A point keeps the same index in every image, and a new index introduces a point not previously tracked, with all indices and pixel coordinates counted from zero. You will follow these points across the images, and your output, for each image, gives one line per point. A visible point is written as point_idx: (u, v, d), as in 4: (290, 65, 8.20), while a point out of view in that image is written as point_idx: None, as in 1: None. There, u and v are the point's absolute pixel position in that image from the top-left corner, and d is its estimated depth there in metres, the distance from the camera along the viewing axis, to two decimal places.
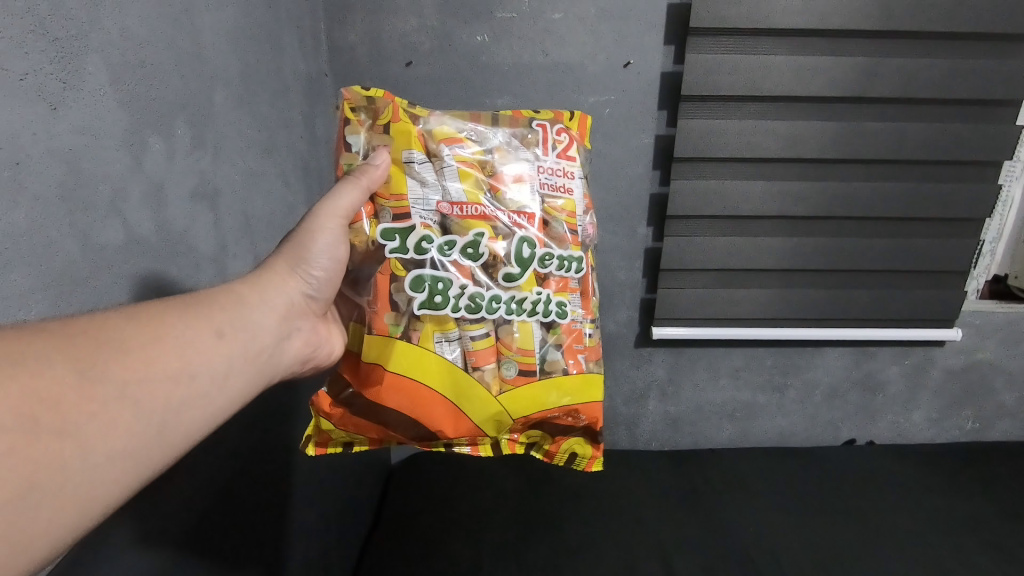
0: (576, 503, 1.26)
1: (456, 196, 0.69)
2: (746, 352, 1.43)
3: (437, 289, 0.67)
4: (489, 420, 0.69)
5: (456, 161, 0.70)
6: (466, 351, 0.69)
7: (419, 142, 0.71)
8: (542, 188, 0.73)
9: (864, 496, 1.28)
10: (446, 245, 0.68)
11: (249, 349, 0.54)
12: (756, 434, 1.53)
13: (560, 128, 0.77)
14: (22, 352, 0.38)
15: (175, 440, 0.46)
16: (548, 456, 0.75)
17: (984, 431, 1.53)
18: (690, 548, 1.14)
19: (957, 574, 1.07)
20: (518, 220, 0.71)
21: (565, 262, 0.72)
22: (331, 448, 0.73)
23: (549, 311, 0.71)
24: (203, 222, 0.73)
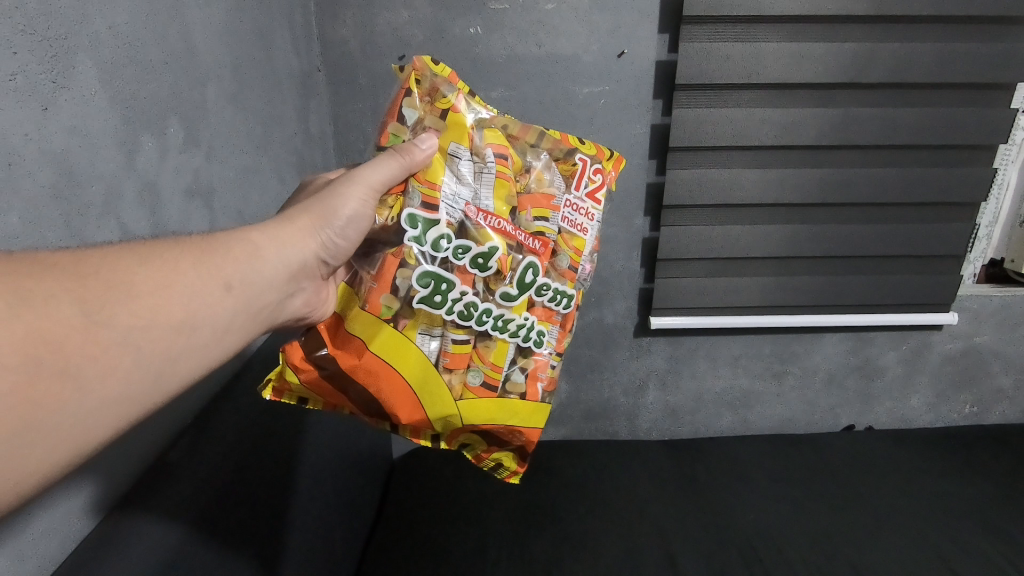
0: (578, 493, 1.27)
1: (485, 204, 0.68)
2: (745, 340, 1.43)
3: (439, 289, 0.67)
4: (440, 420, 0.69)
5: (497, 169, 0.69)
6: (444, 350, 0.69)
7: (469, 138, 0.69)
8: (563, 220, 0.73)
9: (863, 481, 1.29)
10: (460, 250, 0.67)
11: (253, 305, 0.53)
12: (755, 421, 1.54)
13: (597, 168, 0.76)
14: (31, 290, 0.39)
15: (169, 388, 0.46)
16: (477, 459, 0.75)
17: (981, 414, 1.54)
18: (690, 535, 1.15)
19: (955, 557, 1.09)
20: (531, 244, 0.70)
21: (559, 296, 0.73)
22: (286, 399, 0.70)
23: (529, 337, 0.72)
24: (197, 220, 0.73)
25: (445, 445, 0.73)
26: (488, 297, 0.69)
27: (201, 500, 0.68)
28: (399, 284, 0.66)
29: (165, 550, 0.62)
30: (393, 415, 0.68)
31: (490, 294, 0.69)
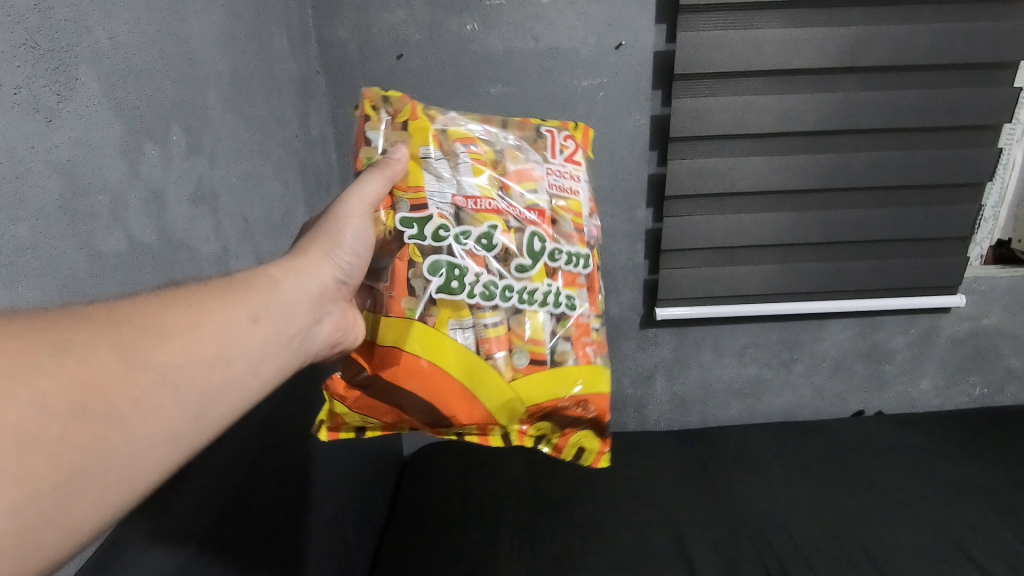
0: (588, 486, 1.27)
1: (470, 190, 0.72)
2: (752, 329, 1.43)
3: (454, 276, 0.69)
4: (501, 406, 0.70)
5: (471, 158, 0.74)
6: (480, 338, 0.70)
7: (435, 140, 0.75)
8: (551, 187, 0.77)
9: (873, 465, 1.29)
10: (462, 235, 0.70)
11: (283, 332, 0.52)
12: (764, 409, 1.54)
13: (565, 135, 0.82)
14: (68, 339, 0.38)
15: (211, 425, 0.45)
16: (557, 449, 0.75)
17: (992, 396, 1.54)
18: (702, 524, 1.15)
19: (967, 539, 1.09)
20: (529, 216, 0.74)
21: (574, 258, 0.76)
22: (343, 433, 0.72)
23: (558, 303, 0.74)
24: (203, 226, 0.73)
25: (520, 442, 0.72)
26: (506, 275, 0.72)
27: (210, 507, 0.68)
28: (417, 288, 0.69)
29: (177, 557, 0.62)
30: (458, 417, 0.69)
31: (508, 272, 0.72)
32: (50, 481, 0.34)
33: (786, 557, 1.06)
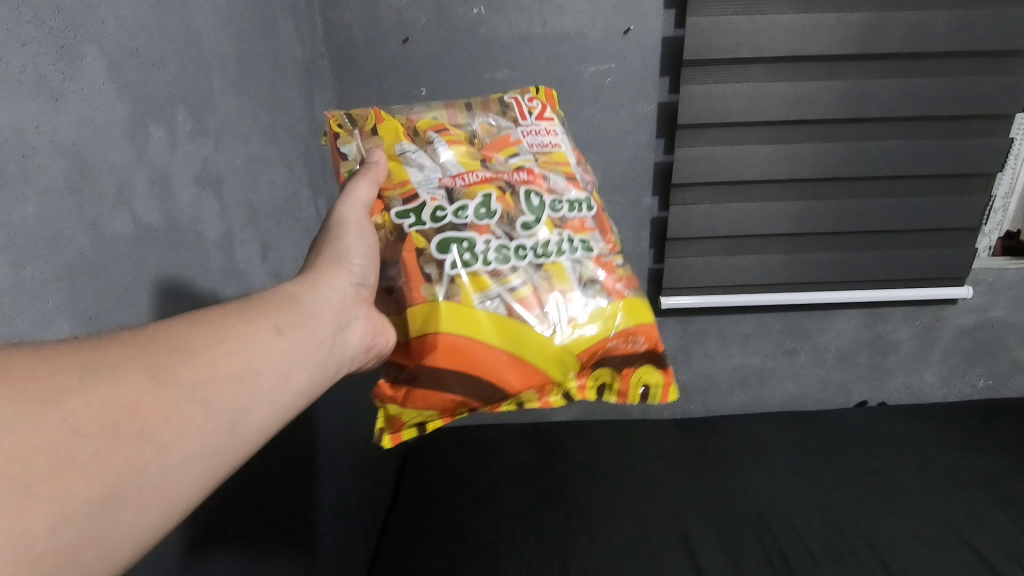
0: (590, 473, 1.28)
1: (453, 169, 0.76)
2: (756, 318, 1.43)
3: (464, 249, 0.70)
4: (550, 361, 0.69)
5: (445, 142, 0.79)
6: (508, 302, 0.69)
7: (408, 137, 0.80)
8: (532, 147, 0.81)
9: (876, 456, 1.29)
10: (460, 210, 0.72)
11: (308, 343, 0.53)
12: (767, 398, 1.54)
13: (530, 98, 0.85)
14: (97, 361, 0.38)
15: (244, 437, 0.45)
16: (622, 394, 0.73)
17: (996, 387, 1.53)
18: (703, 512, 1.16)
19: (968, 530, 1.09)
20: (519, 177, 0.77)
21: (575, 203, 0.77)
22: (406, 434, 0.72)
23: (574, 249, 0.74)
24: (208, 210, 0.73)
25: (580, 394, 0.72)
26: (515, 236, 0.73)
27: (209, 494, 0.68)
28: (431, 273, 0.70)
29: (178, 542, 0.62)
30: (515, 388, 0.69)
31: (517, 233, 0.73)
32: (90, 502, 0.34)
33: (788, 546, 1.07)
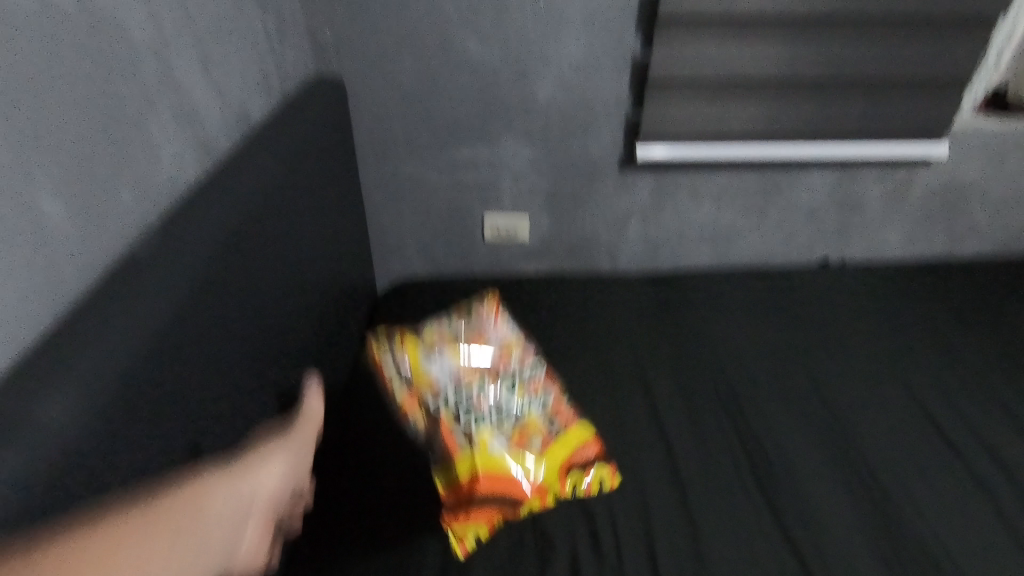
0: (558, 319, 1.31)
1: (449, 374, 0.91)
2: (731, 173, 1.41)
3: (471, 412, 0.86)
4: (548, 470, 0.86)
5: (432, 359, 0.92)
6: (507, 435, 0.85)
7: (410, 360, 0.92)
8: (499, 347, 0.98)
9: (829, 308, 1.35)
10: (462, 405, 0.86)
11: (264, 485, 0.58)
12: (733, 256, 1.56)
13: (489, 310, 1.03)
14: (93, 521, 0.44)
15: (211, 561, 0.50)
16: (586, 492, 0.90)
17: (953, 249, 1.58)
18: (662, 353, 1.22)
19: (901, 370, 1.17)
20: (495, 360, 0.96)
21: (531, 369, 0.97)
22: (470, 542, 0.83)
23: (539, 406, 0.92)
24: (132, 4, 0.67)
25: (565, 490, 0.88)
26: (508, 421, 0.87)
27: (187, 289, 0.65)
28: (460, 435, 0.83)
29: (157, 327, 0.59)
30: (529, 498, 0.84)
31: (509, 419, 0.88)
32: None
33: (737, 383, 1.14)
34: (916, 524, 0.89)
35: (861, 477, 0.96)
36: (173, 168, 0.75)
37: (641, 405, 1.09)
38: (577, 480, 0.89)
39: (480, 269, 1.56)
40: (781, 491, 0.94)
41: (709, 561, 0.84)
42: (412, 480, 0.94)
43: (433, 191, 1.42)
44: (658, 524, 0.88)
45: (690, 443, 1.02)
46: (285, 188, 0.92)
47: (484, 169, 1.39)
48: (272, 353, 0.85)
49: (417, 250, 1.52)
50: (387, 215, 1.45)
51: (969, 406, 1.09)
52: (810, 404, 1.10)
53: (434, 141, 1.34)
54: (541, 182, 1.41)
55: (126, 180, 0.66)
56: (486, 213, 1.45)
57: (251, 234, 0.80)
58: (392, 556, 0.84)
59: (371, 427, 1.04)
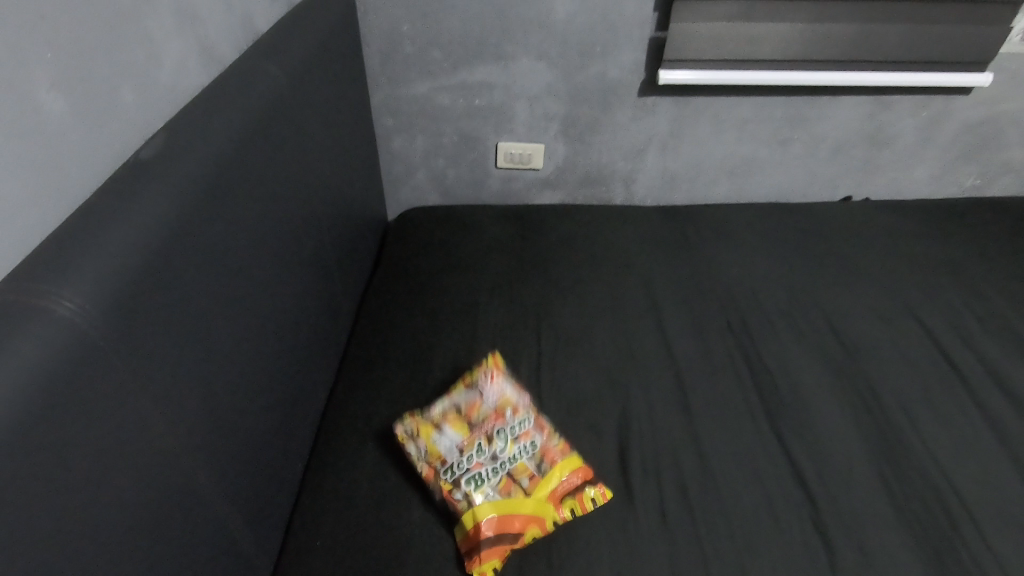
0: (570, 248, 1.29)
1: (451, 444, 0.82)
2: (757, 101, 1.35)
3: (477, 489, 0.77)
4: (540, 505, 0.78)
5: (430, 422, 0.84)
6: (501, 490, 0.78)
7: (423, 437, 0.82)
8: (493, 392, 0.86)
9: (851, 242, 1.32)
10: (460, 468, 0.79)
11: None
12: (753, 191, 1.52)
13: (489, 377, 0.86)
14: None
15: None
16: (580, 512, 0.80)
17: (982, 187, 1.53)
18: (677, 284, 1.20)
19: (920, 305, 1.15)
20: (489, 428, 0.82)
21: (524, 446, 0.83)
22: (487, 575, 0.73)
23: (527, 451, 0.83)
24: None
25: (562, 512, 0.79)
26: (500, 474, 0.80)
27: (193, 196, 0.63)
28: (460, 497, 0.77)
29: (163, 231, 0.58)
30: (528, 527, 0.76)
31: (501, 471, 0.80)
32: None
33: (751, 315, 1.13)
34: (922, 457, 0.87)
35: (870, 411, 0.94)
36: (175, 72, 0.72)
37: (652, 333, 1.08)
38: (572, 510, 0.80)
39: (492, 198, 1.53)
40: (786, 422, 0.93)
41: (712, 480, 0.85)
42: (422, 400, 0.95)
43: (445, 115, 1.37)
44: (665, 445, 0.89)
45: (699, 371, 1.01)
46: (292, 102, 0.88)
47: (499, 92, 1.33)
48: (282, 270, 0.84)
49: (428, 178, 1.49)
50: (397, 140, 1.41)
51: (988, 344, 1.06)
52: (822, 338, 1.08)
53: (446, 60, 1.29)
54: (558, 108, 1.35)
55: (126, 79, 0.63)
56: (499, 140, 1.41)
57: (257, 146, 0.77)
58: (402, 468, 0.86)
59: (381, 350, 1.05)
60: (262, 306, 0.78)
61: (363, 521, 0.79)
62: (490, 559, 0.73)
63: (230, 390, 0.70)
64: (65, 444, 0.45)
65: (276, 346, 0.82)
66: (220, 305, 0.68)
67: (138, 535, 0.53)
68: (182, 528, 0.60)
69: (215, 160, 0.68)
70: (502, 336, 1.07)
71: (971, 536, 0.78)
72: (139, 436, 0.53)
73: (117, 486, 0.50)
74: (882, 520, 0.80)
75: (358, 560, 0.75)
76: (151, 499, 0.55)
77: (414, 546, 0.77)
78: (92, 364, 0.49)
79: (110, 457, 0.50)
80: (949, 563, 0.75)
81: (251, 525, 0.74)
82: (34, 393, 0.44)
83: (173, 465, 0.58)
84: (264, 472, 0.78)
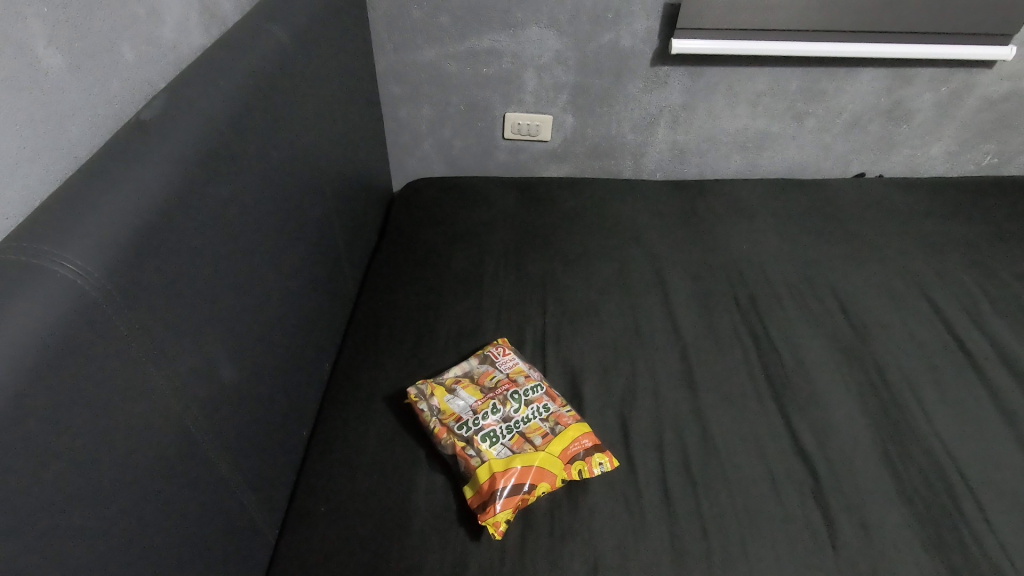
0: (577, 221, 1.28)
1: (465, 402, 0.86)
2: (773, 73, 1.32)
3: (489, 440, 0.81)
4: (551, 458, 0.79)
5: (445, 383, 0.89)
6: (513, 444, 0.81)
7: (438, 394, 0.87)
8: (505, 364, 0.92)
9: (863, 219, 1.30)
10: (474, 422, 0.83)
11: None
12: (764, 165, 1.49)
13: (501, 351, 0.94)
14: None
15: None
16: (589, 472, 0.80)
17: (998, 166, 1.51)
18: (684, 259, 1.19)
19: (931, 283, 1.13)
20: (502, 392, 0.88)
21: (535, 408, 0.86)
22: (502, 521, 0.74)
23: (540, 412, 0.86)
24: None
25: (575, 469, 0.80)
26: (512, 432, 0.83)
27: (195, 160, 0.62)
28: (473, 451, 0.79)
29: (163, 194, 0.57)
30: (538, 482, 0.77)
31: (514, 429, 0.83)
32: None
33: (758, 291, 1.12)
34: (927, 436, 0.87)
35: (877, 389, 0.94)
36: (175, 31, 0.70)
37: (659, 308, 1.07)
38: (581, 470, 0.80)
39: (499, 169, 1.51)
40: (791, 398, 0.92)
41: (715, 455, 0.85)
42: (426, 371, 0.95)
43: (453, 83, 1.34)
44: (669, 419, 0.89)
45: (705, 347, 1.01)
46: (297, 65, 0.86)
47: (508, 61, 1.30)
48: (286, 238, 0.83)
49: (433, 147, 1.46)
50: (403, 108, 1.39)
51: (1000, 325, 1.04)
52: (830, 315, 1.07)
53: (454, 27, 1.25)
54: (567, 77, 1.32)
55: (126, 37, 0.61)
56: (507, 110, 1.38)
57: (261, 111, 0.76)
58: (406, 437, 0.86)
59: (386, 319, 1.04)
60: (266, 273, 0.78)
61: (367, 489, 0.80)
62: (502, 510, 0.74)
63: (233, 358, 0.69)
64: (66, 408, 0.45)
65: (280, 313, 0.82)
66: (223, 271, 0.67)
67: (144, 497, 0.53)
68: (186, 493, 0.60)
69: (217, 122, 0.67)
70: (507, 309, 1.06)
71: (973, 514, 0.78)
72: (142, 400, 0.53)
73: (120, 449, 0.51)
74: (884, 498, 0.80)
75: (361, 527, 0.76)
76: (154, 463, 0.55)
77: (417, 514, 0.77)
78: (93, 326, 0.48)
79: (111, 420, 0.50)
80: (949, 541, 0.76)
81: (255, 491, 0.75)
82: (34, 354, 0.43)
83: (177, 431, 0.58)
84: (269, 439, 0.79)
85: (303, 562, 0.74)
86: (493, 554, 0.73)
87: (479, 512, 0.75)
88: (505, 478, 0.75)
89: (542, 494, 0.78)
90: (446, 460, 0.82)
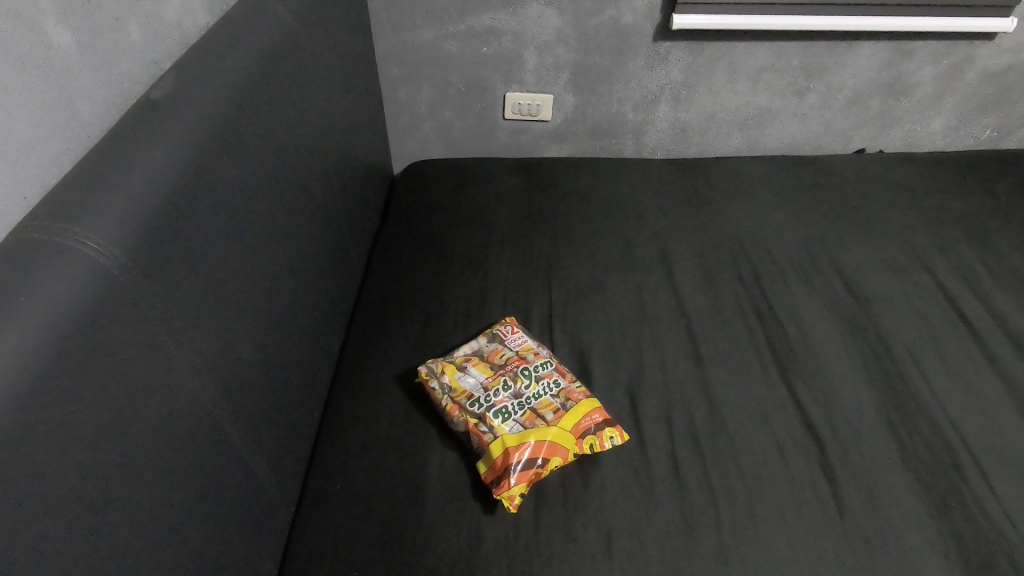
0: (580, 200, 1.28)
1: (476, 380, 0.87)
2: (774, 48, 1.31)
3: (501, 416, 0.81)
4: (563, 434, 0.80)
5: (455, 362, 0.90)
6: (523, 421, 0.81)
7: (449, 372, 0.88)
8: (514, 341, 0.93)
9: (864, 194, 1.30)
10: (485, 399, 0.83)
11: None
12: (765, 142, 1.49)
13: (509, 329, 0.95)
14: None
15: None
16: (600, 446, 0.81)
17: (997, 140, 1.51)
18: (687, 236, 1.19)
19: (932, 256, 1.14)
20: (511, 370, 0.88)
21: (546, 384, 0.87)
22: (517, 494, 0.74)
23: (551, 389, 0.86)
24: None
25: (587, 442, 0.81)
26: (524, 408, 0.83)
27: (204, 141, 0.62)
28: (486, 427, 0.80)
29: (177, 174, 0.58)
30: (550, 456, 0.78)
31: (525, 406, 0.84)
32: None
33: (762, 267, 1.12)
34: (930, 406, 0.88)
35: (880, 361, 0.95)
36: (180, 11, 0.69)
37: (664, 285, 1.08)
38: (593, 444, 0.81)
39: (500, 150, 1.50)
40: (796, 371, 0.94)
41: (723, 428, 0.86)
42: (435, 350, 0.96)
43: (452, 63, 1.33)
44: (676, 394, 0.90)
45: (711, 323, 1.01)
46: (300, 43, 0.86)
47: (508, 39, 1.29)
48: (293, 220, 0.83)
49: (434, 129, 1.46)
50: (403, 89, 1.38)
51: (1000, 297, 1.05)
52: (834, 289, 1.08)
53: (454, 5, 1.24)
54: (568, 55, 1.31)
55: (133, 16, 0.61)
56: (508, 89, 1.38)
57: (266, 92, 0.75)
58: (417, 415, 0.87)
59: (393, 301, 1.04)
60: (276, 254, 0.78)
61: (381, 466, 0.81)
62: (516, 484, 0.75)
63: (246, 338, 0.70)
64: (88, 388, 0.46)
65: (290, 296, 0.82)
66: (233, 251, 0.67)
67: (165, 473, 0.54)
68: (204, 471, 0.61)
69: (225, 102, 0.66)
70: (513, 288, 1.06)
71: (977, 482, 0.80)
72: (161, 378, 0.54)
73: (140, 425, 0.51)
74: (889, 467, 0.82)
75: (377, 504, 0.77)
76: (174, 441, 0.56)
77: (431, 490, 0.78)
78: (113, 305, 0.49)
79: (130, 398, 0.50)
80: (953, 508, 0.77)
81: (271, 469, 0.76)
82: (57, 328, 0.44)
83: (195, 409, 0.59)
84: (284, 420, 0.80)
85: (320, 538, 0.75)
86: (507, 528, 0.74)
87: (494, 486, 0.76)
88: (519, 453, 0.76)
89: (554, 468, 0.79)
90: (458, 437, 0.83)
